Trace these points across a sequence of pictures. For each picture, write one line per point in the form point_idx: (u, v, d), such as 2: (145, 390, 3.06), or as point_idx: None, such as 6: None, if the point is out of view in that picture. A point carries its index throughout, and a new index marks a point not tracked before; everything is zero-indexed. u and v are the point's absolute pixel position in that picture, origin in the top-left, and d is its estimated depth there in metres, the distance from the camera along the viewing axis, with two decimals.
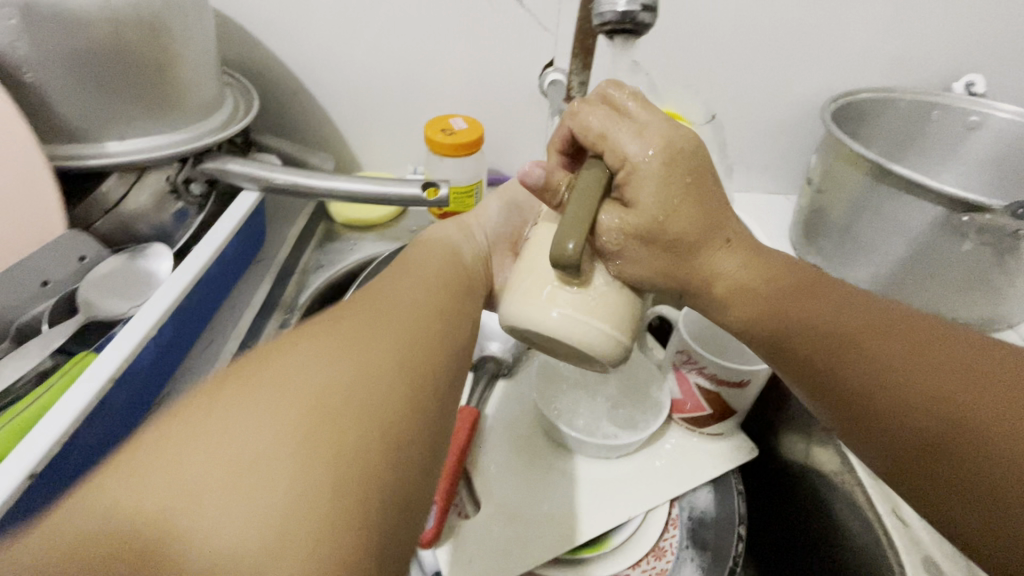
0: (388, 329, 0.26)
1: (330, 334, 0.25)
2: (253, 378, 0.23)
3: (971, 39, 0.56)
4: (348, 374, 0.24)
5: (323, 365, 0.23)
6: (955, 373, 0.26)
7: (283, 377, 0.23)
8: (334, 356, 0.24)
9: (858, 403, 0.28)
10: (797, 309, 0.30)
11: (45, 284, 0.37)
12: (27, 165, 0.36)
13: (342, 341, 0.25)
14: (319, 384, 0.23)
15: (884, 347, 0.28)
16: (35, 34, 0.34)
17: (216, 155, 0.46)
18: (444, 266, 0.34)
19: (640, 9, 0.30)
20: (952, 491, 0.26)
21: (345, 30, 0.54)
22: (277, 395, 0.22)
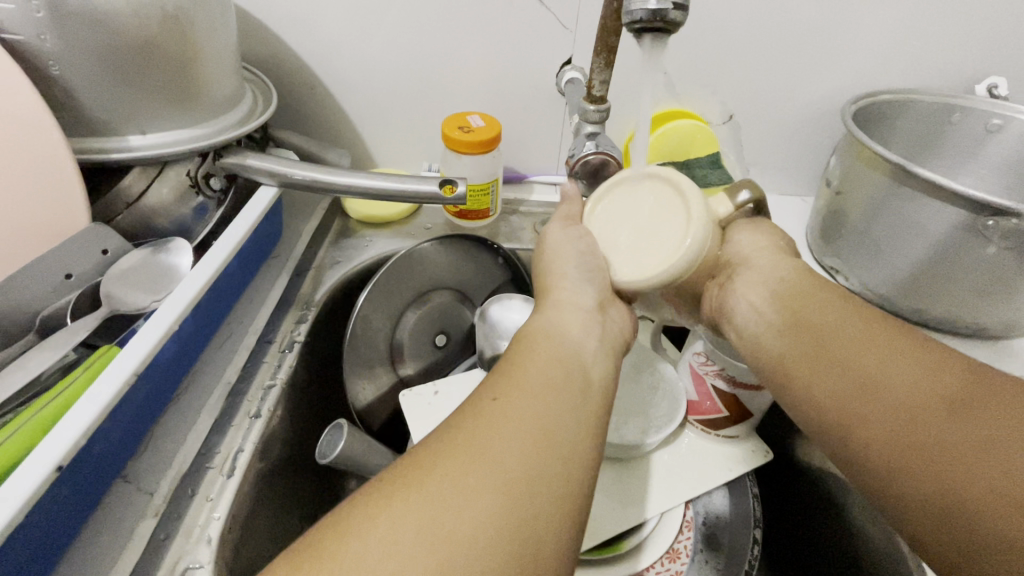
0: (508, 446, 0.24)
1: (444, 459, 0.23)
2: (378, 509, 0.21)
3: (994, 40, 0.56)
4: (461, 520, 0.21)
5: (446, 496, 0.22)
6: (939, 365, 0.27)
7: (392, 521, 0.21)
8: (450, 496, 0.22)
9: (843, 386, 0.29)
10: (804, 313, 0.33)
11: (68, 278, 0.37)
12: (50, 158, 0.36)
13: (449, 481, 0.22)
14: (430, 533, 0.21)
15: (872, 337, 0.30)
16: (61, 27, 0.34)
17: (237, 150, 0.46)
18: (567, 375, 0.28)
19: (671, 7, 0.29)
20: (948, 469, 0.24)
21: (364, 26, 0.54)
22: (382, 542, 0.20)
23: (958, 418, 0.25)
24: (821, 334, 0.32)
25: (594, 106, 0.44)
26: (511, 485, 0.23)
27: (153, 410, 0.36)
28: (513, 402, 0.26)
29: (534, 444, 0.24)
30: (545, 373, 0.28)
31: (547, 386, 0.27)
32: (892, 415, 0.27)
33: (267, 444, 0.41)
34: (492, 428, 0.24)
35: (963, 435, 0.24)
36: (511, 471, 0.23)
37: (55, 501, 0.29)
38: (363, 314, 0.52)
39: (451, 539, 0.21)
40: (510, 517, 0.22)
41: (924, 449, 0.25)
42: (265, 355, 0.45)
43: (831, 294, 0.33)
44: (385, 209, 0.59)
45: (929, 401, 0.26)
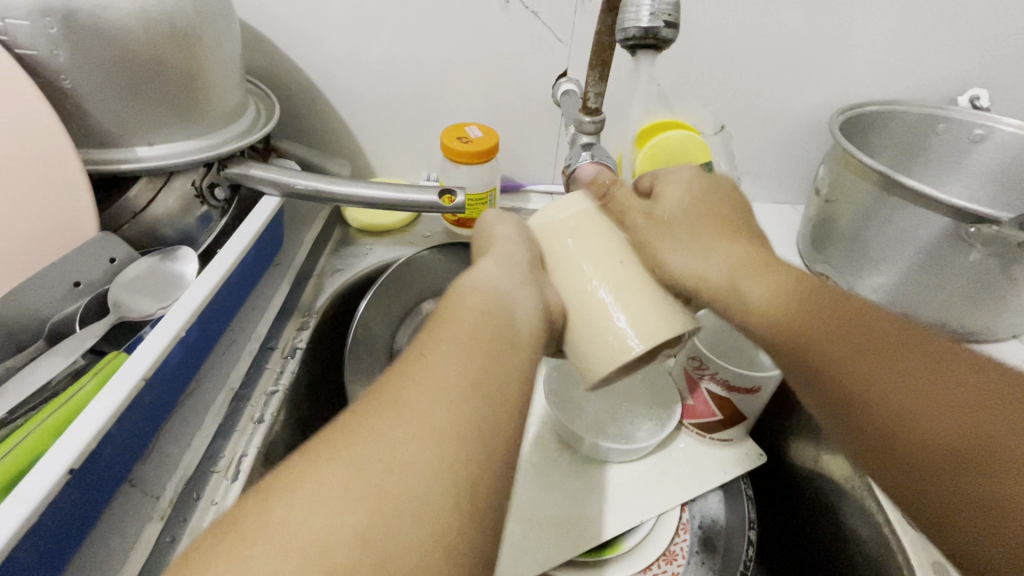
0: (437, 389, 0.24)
1: (370, 415, 0.23)
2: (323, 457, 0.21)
3: (976, 53, 0.58)
4: (398, 469, 0.21)
5: (385, 442, 0.22)
6: (971, 403, 0.26)
7: (319, 475, 0.21)
8: (384, 442, 0.22)
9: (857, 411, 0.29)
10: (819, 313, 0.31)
11: (77, 285, 0.38)
12: (61, 168, 0.37)
13: (384, 428, 0.22)
14: (364, 482, 0.20)
15: (904, 363, 0.28)
16: (73, 42, 0.36)
17: (240, 160, 0.47)
18: (487, 323, 0.28)
19: (663, 25, 0.30)
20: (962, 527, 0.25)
21: (365, 39, 0.56)
22: (313, 497, 0.20)
23: (977, 474, 0.25)
24: (835, 354, 0.30)
25: (589, 117, 0.46)
26: (443, 428, 0.22)
27: (158, 415, 0.36)
28: (437, 357, 0.26)
29: (465, 389, 0.24)
30: (465, 329, 0.28)
31: (466, 336, 0.27)
32: (906, 427, 0.27)
33: (270, 449, 0.42)
34: (412, 382, 0.24)
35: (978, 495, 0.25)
36: (436, 412, 0.23)
37: (62, 506, 0.29)
38: (364, 320, 0.53)
39: (388, 492, 0.20)
40: (446, 453, 0.22)
41: (936, 495, 0.26)
42: (267, 361, 0.46)
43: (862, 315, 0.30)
44: (385, 218, 0.60)
45: (946, 446, 0.26)
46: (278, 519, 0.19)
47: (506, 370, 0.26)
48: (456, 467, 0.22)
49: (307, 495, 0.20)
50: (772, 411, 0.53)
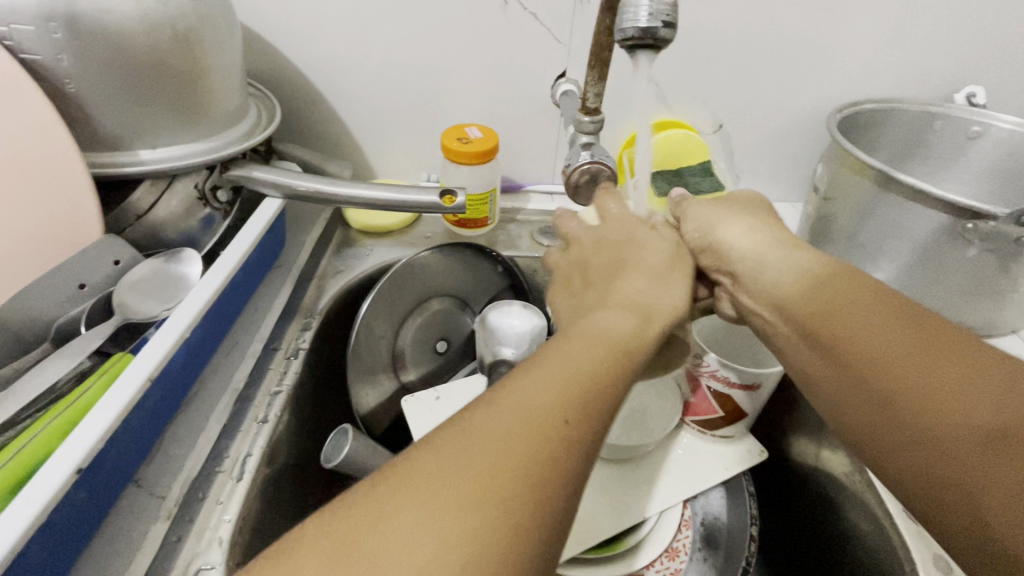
0: (544, 387, 0.24)
1: (472, 442, 0.22)
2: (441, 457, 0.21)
3: (971, 51, 0.58)
4: (490, 512, 0.20)
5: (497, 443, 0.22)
6: (977, 382, 0.26)
7: (418, 502, 0.20)
8: (493, 443, 0.22)
9: (873, 400, 0.29)
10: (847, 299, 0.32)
11: (82, 288, 0.38)
12: (65, 172, 0.37)
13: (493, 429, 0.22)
14: (460, 523, 0.20)
15: (914, 348, 0.29)
16: (76, 46, 0.36)
17: (242, 162, 0.47)
18: (606, 356, 0.26)
19: (661, 25, 0.31)
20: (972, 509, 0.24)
21: (365, 41, 0.56)
22: (414, 522, 0.19)
23: (984, 454, 0.25)
24: (848, 342, 0.31)
25: (589, 117, 0.46)
26: (536, 476, 0.21)
27: (163, 416, 0.36)
28: (551, 391, 0.24)
29: (568, 433, 0.23)
30: (585, 364, 0.25)
31: (576, 366, 0.25)
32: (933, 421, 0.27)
33: (274, 449, 0.42)
34: (518, 410, 0.23)
35: (988, 475, 0.24)
36: (536, 455, 0.22)
37: (70, 506, 0.29)
38: (366, 321, 0.53)
39: (480, 537, 0.19)
40: (535, 506, 0.21)
41: (949, 483, 0.26)
42: (270, 361, 0.46)
43: (875, 301, 0.31)
44: (386, 219, 0.60)
45: (967, 434, 0.25)
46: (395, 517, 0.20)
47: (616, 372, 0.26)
48: (537, 522, 0.21)
49: (403, 522, 0.19)
50: (772, 408, 0.53)
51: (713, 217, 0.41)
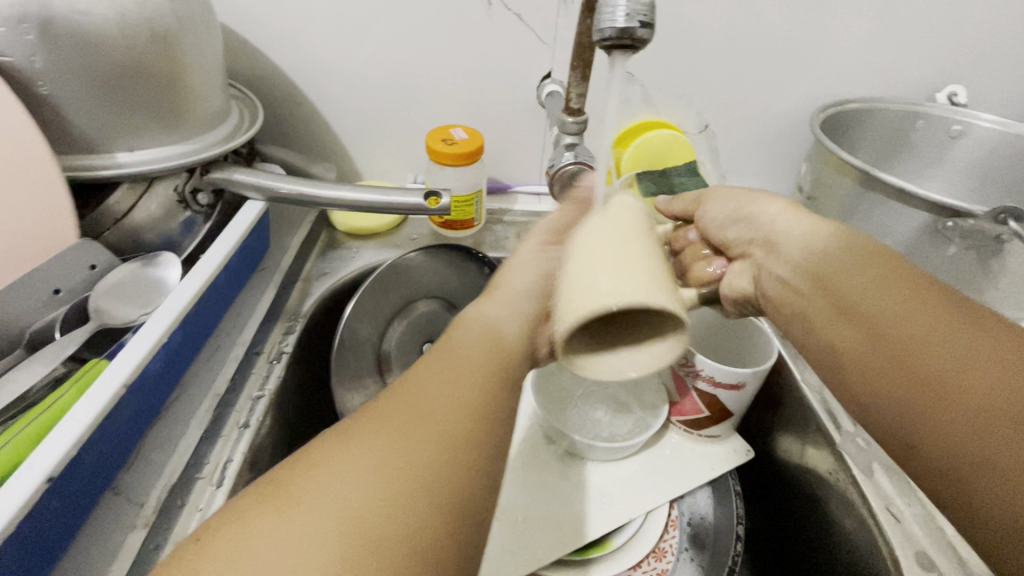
0: (438, 379, 0.28)
1: (374, 436, 0.25)
2: (348, 436, 0.25)
3: (953, 51, 0.59)
4: (400, 461, 0.24)
5: (399, 428, 0.25)
6: (993, 367, 0.28)
7: (329, 490, 0.23)
8: (395, 423, 0.26)
9: (889, 373, 0.31)
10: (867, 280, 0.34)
11: (57, 293, 0.38)
12: (39, 175, 0.37)
13: (393, 412, 0.26)
14: (371, 504, 0.22)
15: (937, 327, 0.30)
16: (50, 48, 0.35)
17: (223, 165, 0.47)
18: (491, 355, 0.31)
19: (638, 26, 0.31)
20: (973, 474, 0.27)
21: (348, 43, 0.56)
22: (320, 483, 0.23)
23: (998, 432, 0.26)
24: (877, 318, 0.33)
25: (572, 118, 0.46)
26: (440, 455, 0.25)
27: (141, 422, 0.36)
28: (442, 390, 0.28)
29: (463, 420, 0.27)
30: (474, 349, 0.31)
31: (463, 366, 0.29)
32: (960, 397, 0.28)
33: (256, 454, 0.42)
34: (414, 408, 0.27)
35: (1001, 449, 0.26)
36: (435, 439, 0.25)
37: (43, 514, 0.29)
38: (351, 324, 0.53)
39: (391, 513, 0.22)
40: (441, 481, 0.24)
41: (951, 452, 0.28)
42: (253, 366, 0.46)
43: (903, 281, 0.33)
44: (372, 221, 0.60)
45: (986, 412, 0.27)
46: (304, 485, 0.23)
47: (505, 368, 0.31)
48: (446, 469, 0.25)
49: (318, 509, 0.22)
50: (758, 407, 0.53)
51: (737, 195, 0.44)
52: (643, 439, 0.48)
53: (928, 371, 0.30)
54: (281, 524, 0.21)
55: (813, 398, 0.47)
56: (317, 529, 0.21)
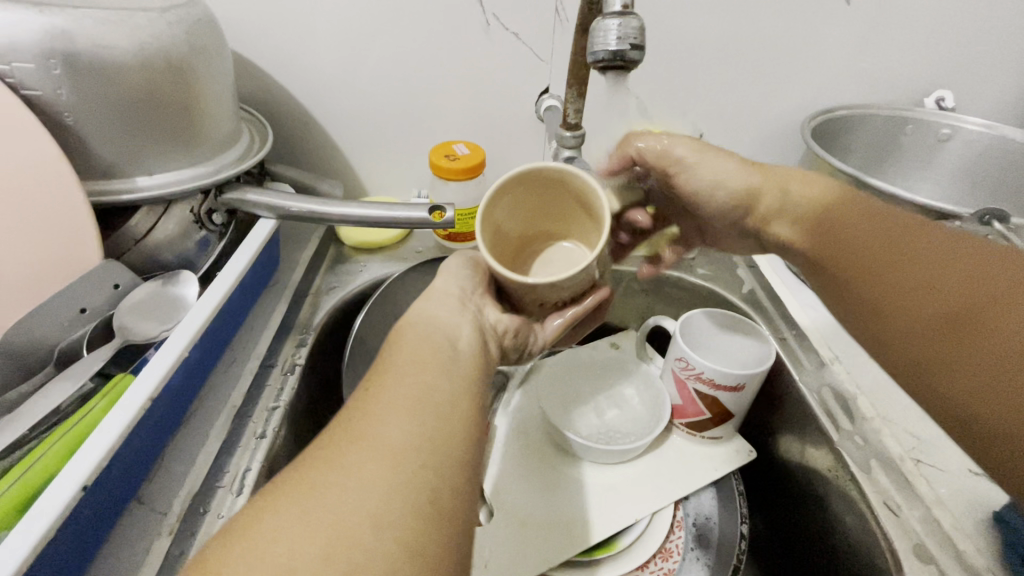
0: (387, 406, 0.27)
1: (327, 463, 0.24)
2: (300, 483, 0.23)
3: (938, 57, 0.60)
4: (353, 508, 0.22)
5: (353, 465, 0.24)
6: (996, 273, 0.32)
7: (282, 524, 0.22)
8: (346, 462, 0.24)
9: (882, 300, 0.36)
10: (850, 216, 0.39)
11: (83, 312, 0.39)
12: (65, 200, 0.38)
13: (345, 451, 0.25)
14: (321, 555, 0.21)
15: (940, 256, 0.34)
16: (74, 80, 0.37)
17: (236, 185, 0.49)
18: (434, 354, 0.31)
19: (629, 48, 0.33)
20: (955, 377, 0.31)
21: (354, 65, 0.58)
22: (274, 538, 0.21)
23: (953, 335, 0.32)
24: (861, 249, 0.37)
25: (570, 132, 0.48)
26: (394, 460, 0.24)
27: (164, 434, 0.38)
28: (389, 397, 0.27)
29: (409, 419, 0.26)
30: (420, 373, 0.29)
31: (404, 374, 0.29)
32: (941, 299, 0.33)
33: (272, 463, 0.43)
34: (361, 427, 0.26)
35: (976, 362, 0.31)
36: (391, 452, 0.25)
37: (76, 523, 0.30)
38: (360, 336, 0.54)
39: (352, 530, 0.22)
40: (397, 494, 0.23)
41: (933, 355, 0.33)
42: (268, 378, 0.48)
43: (883, 219, 0.38)
44: (378, 236, 0.62)
45: (942, 316, 0.33)
46: (252, 544, 0.21)
47: (451, 382, 0.30)
48: (407, 505, 0.23)
49: (272, 544, 0.21)
50: (759, 408, 0.54)
51: (724, 161, 0.43)
52: (645, 444, 0.49)
53: (921, 287, 0.34)
54: None
55: (813, 398, 0.48)
56: None
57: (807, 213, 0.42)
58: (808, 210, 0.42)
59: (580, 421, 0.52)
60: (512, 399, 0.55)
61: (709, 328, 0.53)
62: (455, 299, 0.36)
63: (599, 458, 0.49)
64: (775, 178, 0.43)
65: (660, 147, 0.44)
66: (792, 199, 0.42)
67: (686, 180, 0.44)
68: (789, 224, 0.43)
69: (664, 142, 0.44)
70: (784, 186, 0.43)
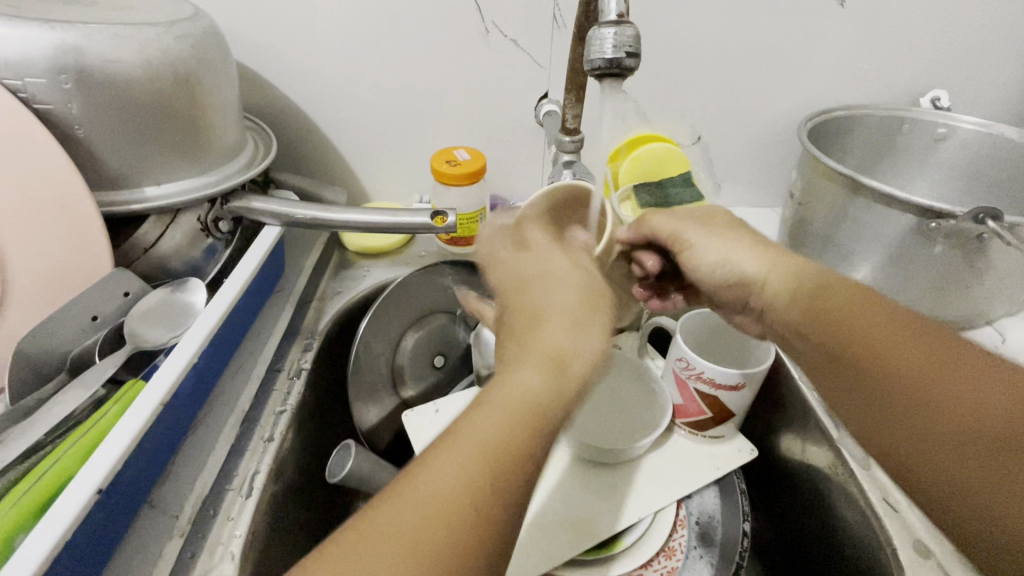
0: (462, 468, 0.26)
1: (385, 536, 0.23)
2: (364, 541, 0.24)
3: (933, 57, 0.61)
4: None
5: (412, 541, 0.24)
6: (987, 379, 0.28)
7: None
8: (408, 533, 0.24)
9: (868, 402, 0.32)
10: (832, 300, 0.35)
11: (95, 319, 0.40)
12: (76, 211, 0.39)
13: (409, 517, 0.24)
14: None
15: (927, 360, 0.30)
16: (86, 94, 0.38)
17: (242, 194, 0.50)
18: (532, 397, 0.28)
19: (625, 56, 0.33)
20: (945, 485, 0.28)
21: (355, 73, 0.59)
22: None
23: (992, 450, 0.27)
24: (851, 332, 0.33)
25: (569, 137, 0.48)
26: (454, 545, 0.24)
27: (174, 437, 0.38)
28: (466, 459, 0.26)
29: (480, 496, 0.25)
30: (500, 425, 0.27)
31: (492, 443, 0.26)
32: (940, 411, 0.29)
33: (280, 466, 0.44)
34: (429, 499, 0.24)
35: (989, 489, 0.26)
36: (435, 551, 0.23)
37: (91, 525, 0.31)
38: (366, 340, 0.55)
39: None
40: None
41: (942, 469, 0.28)
42: (275, 382, 0.48)
43: (873, 305, 0.34)
44: (382, 241, 0.62)
45: (969, 432, 0.28)
46: None
47: (532, 442, 0.27)
48: None
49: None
50: (760, 407, 0.55)
51: (723, 235, 0.42)
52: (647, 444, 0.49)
53: (904, 388, 0.30)
54: None
55: (812, 396, 0.48)
56: None
57: (790, 297, 0.38)
58: (787, 293, 0.38)
59: (584, 421, 0.52)
60: None
61: (699, 331, 0.54)
62: (567, 289, 0.34)
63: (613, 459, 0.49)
64: (787, 266, 0.39)
65: (674, 225, 0.44)
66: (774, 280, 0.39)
67: (692, 259, 0.43)
68: (773, 305, 0.39)
69: (681, 221, 0.44)
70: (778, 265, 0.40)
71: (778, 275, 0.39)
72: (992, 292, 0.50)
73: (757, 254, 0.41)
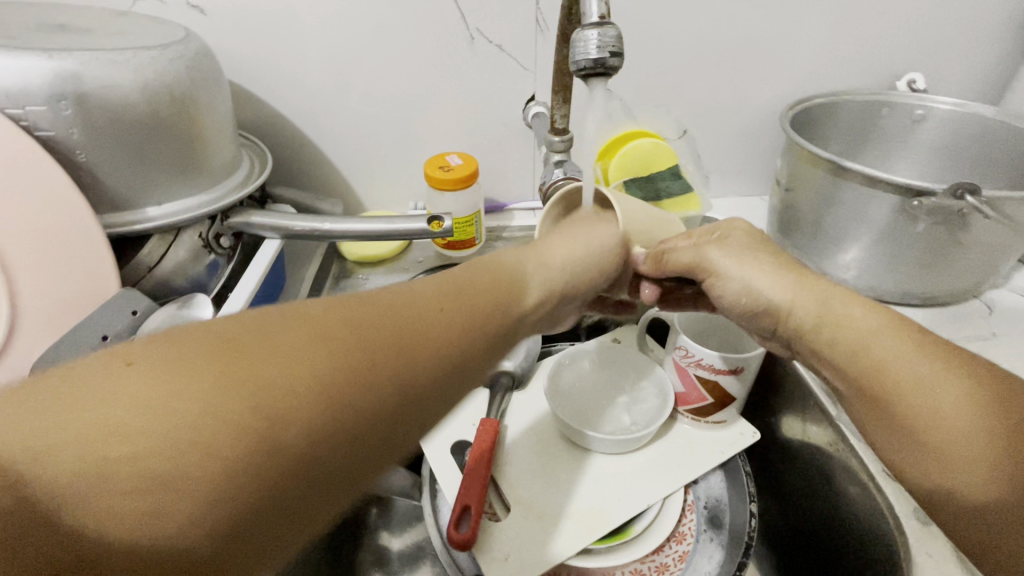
0: (401, 315, 0.27)
1: (200, 362, 0.21)
2: (267, 329, 0.23)
3: (906, 42, 0.63)
4: (295, 385, 0.22)
5: (322, 349, 0.23)
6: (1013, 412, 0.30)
7: (231, 364, 0.22)
8: (322, 340, 0.24)
9: (903, 429, 0.32)
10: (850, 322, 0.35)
11: (104, 339, 0.39)
12: (80, 232, 0.40)
13: (323, 326, 0.24)
14: (238, 411, 0.21)
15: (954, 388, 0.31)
16: (86, 119, 0.39)
17: (240, 209, 0.51)
18: (484, 296, 0.31)
19: (609, 56, 0.35)
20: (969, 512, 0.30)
21: (345, 85, 0.60)
22: (215, 366, 0.21)
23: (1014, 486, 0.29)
24: (877, 362, 0.33)
25: (558, 137, 0.50)
26: (361, 372, 0.24)
27: None
28: (411, 313, 0.27)
29: (409, 340, 0.26)
30: (454, 302, 0.29)
31: (349, 357, 0.24)
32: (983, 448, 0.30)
33: None
34: (397, 315, 0.27)
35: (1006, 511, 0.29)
36: (380, 352, 0.25)
37: None
38: None
39: (279, 408, 0.22)
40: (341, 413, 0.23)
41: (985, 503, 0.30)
42: None
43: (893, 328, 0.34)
44: (380, 249, 0.63)
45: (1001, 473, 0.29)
46: (197, 363, 0.21)
47: (476, 334, 0.29)
48: (336, 420, 0.23)
49: (210, 373, 0.21)
50: (758, 389, 0.56)
51: (747, 257, 0.40)
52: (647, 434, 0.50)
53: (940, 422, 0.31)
54: (145, 400, 0.20)
55: (809, 375, 0.50)
56: (161, 432, 0.19)
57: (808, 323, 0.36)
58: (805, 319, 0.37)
59: (594, 419, 0.54)
60: (519, 402, 0.56)
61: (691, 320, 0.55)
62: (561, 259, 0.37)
63: (603, 449, 0.51)
64: (812, 292, 0.37)
65: (695, 254, 0.41)
66: (808, 302, 0.37)
67: (718, 286, 0.41)
68: (792, 335, 0.38)
69: (700, 248, 0.41)
70: (814, 288, 0.37)
71: (801, 300, 0.37)
72: (976, 265, 0.52)
73: (786, 273, 0.38)
